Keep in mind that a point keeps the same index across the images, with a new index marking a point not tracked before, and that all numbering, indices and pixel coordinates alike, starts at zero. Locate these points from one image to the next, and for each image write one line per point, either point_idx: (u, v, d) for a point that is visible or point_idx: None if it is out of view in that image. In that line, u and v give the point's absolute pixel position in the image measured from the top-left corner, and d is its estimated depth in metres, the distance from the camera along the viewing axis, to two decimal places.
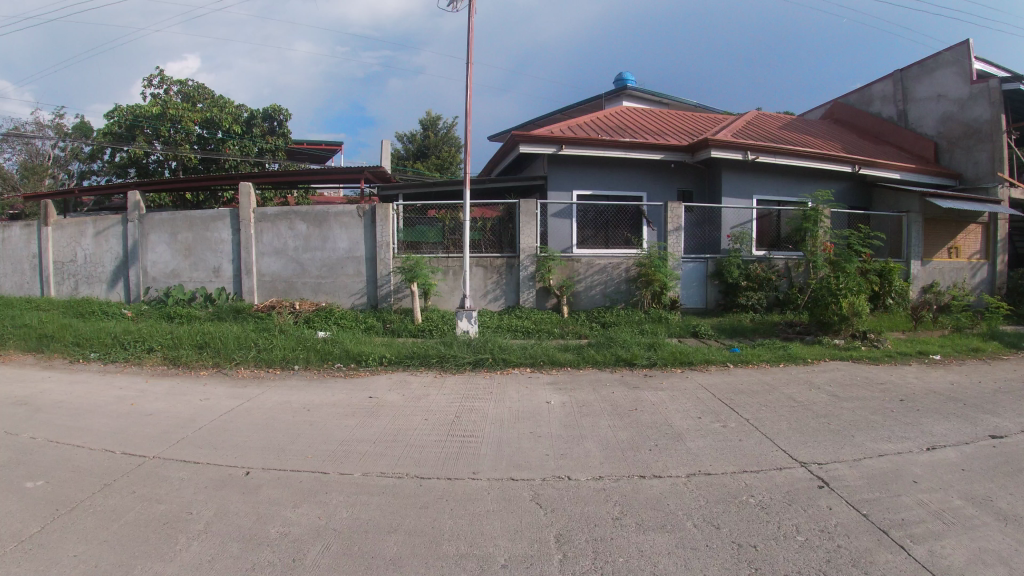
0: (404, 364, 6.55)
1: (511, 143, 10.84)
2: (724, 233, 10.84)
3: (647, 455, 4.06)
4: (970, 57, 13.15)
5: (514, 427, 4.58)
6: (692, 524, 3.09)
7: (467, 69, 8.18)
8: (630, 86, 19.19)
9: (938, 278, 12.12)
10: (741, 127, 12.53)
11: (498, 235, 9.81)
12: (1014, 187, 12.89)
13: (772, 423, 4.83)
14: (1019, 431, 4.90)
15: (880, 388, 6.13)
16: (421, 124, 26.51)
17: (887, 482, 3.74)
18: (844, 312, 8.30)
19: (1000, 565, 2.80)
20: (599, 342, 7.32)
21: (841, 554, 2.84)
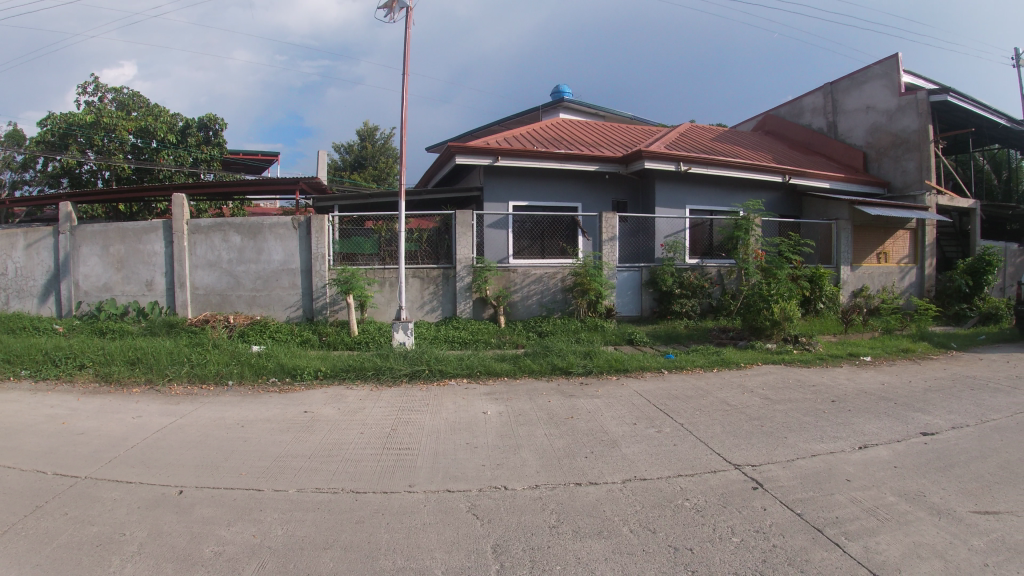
0: (340, 378, 6.44)
1: (447, 154, 10.81)
2: (658, 242, 11.04)
3: (583, 462, 4.09)
4: (896, 71, 13.70)
5: (451, 439, 4.56)
6: (629, 530, 3.12)
7: (404, 80, 8.13)
8: (567, 98, 19.42)
9: (868, 282, 12.55)
10: (674, 138, 12.82)
11: (434, 246, 9.72)
12: (940, 195, 13.47)
13: (706, 427, 4.91)
14: (947, 428, 5.12)
15: (812, 390, 6.32)
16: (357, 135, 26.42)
17: (820, 481, 3.85)
18: (776, 317, 8.59)
19: (934, 559, 2.92)
20: (536, 351, 7.33)
21: (776, 554, 2.90)
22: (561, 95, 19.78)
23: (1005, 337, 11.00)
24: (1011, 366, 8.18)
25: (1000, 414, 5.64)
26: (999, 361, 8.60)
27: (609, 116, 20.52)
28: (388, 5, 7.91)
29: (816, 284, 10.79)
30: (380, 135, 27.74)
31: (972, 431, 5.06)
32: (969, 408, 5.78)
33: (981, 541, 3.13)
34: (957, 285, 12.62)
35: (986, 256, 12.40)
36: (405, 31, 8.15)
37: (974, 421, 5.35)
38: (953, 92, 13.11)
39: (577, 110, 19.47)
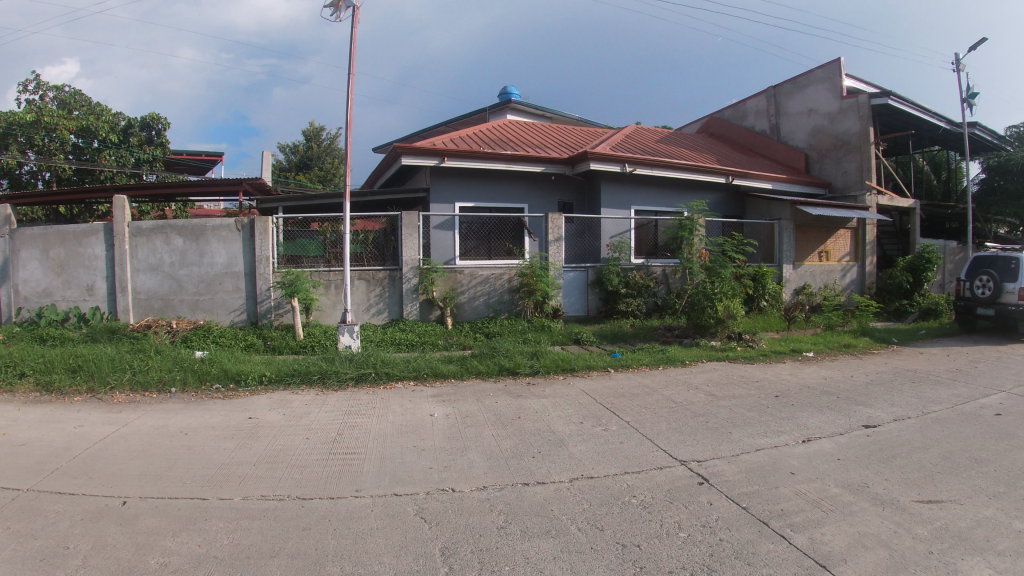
0: (285, 382, 6.34)
1: (393, 155, 10.71)
2: (603, 242, 11.12)
3: (531, 462, 4.10)
4: (838, 75, 14.09)
5: (398, 442, 4.52)
6: (577, 528, 3.14)
7: (349, 80, 8.04)
8: (514, 99, 19.51)
9: (809, 280, 12.83)
10: (620, 139, 12.96)
11: (380, 249, 9.62)
12: (879, 195, 13.88)
13: (652, 424, 4.97)
14: (889, 420, 5.28)
15: (756, 386, 6.45)
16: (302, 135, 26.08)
17: (765, 475, 3.92)
18: (720, 315, 8.76)
19: (878, 547, 3.00)
20: (483, 352, 7.32)
21: (723, 548, 2.95)
22: (509, 96, 19.84)
23: (942, 332, 11.45)
24: (948, 359, 8.48)
25: (938, 406, 5.84)
26: (937, 354, 8.91)
27: (555, 117, 20.73)
28: (335, 3, 7.81)
29: (759, 282, 11.07)
30: (326, 136, 27.45)
31: (912, 423, 5.22)
32: (910, 401, 5.97)
33: (923, 529, 3.24)
34: (897, 282, 13.03)
35: (926, 254, 12.82)
36: (352, 30, 8.06)
37: (915, 413, 5.52)
38: (894, 96, 13.51)
39: (524, 111, 19.56)
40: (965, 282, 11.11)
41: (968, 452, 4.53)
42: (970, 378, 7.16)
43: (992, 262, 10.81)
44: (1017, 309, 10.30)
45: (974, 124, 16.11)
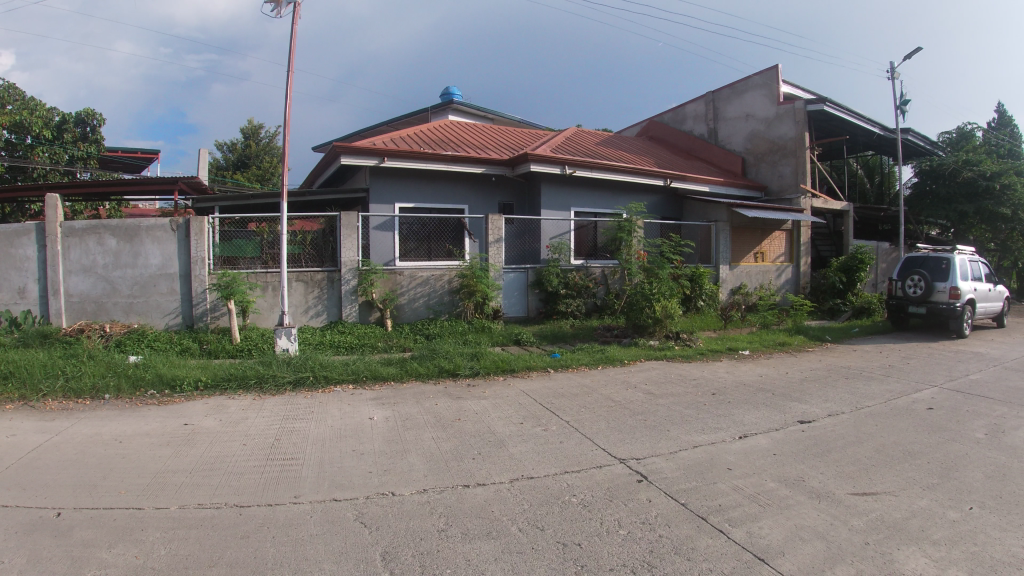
0: (221, 387, 6.21)
1: (332, 154, 10.57)
2: (543, 244, 11.15)
3: (471, 463, 4.10)
4: (776, 82, 14.44)
5: (337, 447, 4.48)
6: (517, 529, 3.15)
7: (288, 77, 7.92)
8: (456, 100, 19.52)
9: (745, 280, 13.09)
10: (560, 141, 13.06)
11: (318, 249, 9.47)
12: (814, 198, 14.29)
13: (591, 423, 5.03)
14: (824, 415, 5.43)
15: (693, 383, 6.59)
16: (241, 132, 25.61)
17: (703, 471, 4.00)
18: (658, 315, 8.95)
19: (815, 540, 3.09)
20: (423, 354, 7.30)
21: (662, 544, 3.00)
22: (450, 96, 19.85)
23: (876, 330, 11.82)
24: (881, 356, 8.77)
25: (872, 401, 6.03)
26: (870, 351, 9.21)
27: (497, 118, 20.82)
28: None
29: (696, 283, 11.16)
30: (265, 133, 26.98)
31: (846, 418, 5.39)
32: (843, 396, 6.17)
33: (859, 520, 3.34)
34: (831, 282, 13.41)
35: (858, 254, 13.17)
36: (292, 27, 7.94)
37: (848, 408, 5.69)
38: (829, 102, 13.91)
39: (467, 111, 19.60)
40: (897, 282, 11.50)
41: (900, 445, 4.69)
42: (903, 374, 7.43)
43: (922, 263, 11.30)
44: (948, 306, 10.73)
45: (907, 130, 16.71)
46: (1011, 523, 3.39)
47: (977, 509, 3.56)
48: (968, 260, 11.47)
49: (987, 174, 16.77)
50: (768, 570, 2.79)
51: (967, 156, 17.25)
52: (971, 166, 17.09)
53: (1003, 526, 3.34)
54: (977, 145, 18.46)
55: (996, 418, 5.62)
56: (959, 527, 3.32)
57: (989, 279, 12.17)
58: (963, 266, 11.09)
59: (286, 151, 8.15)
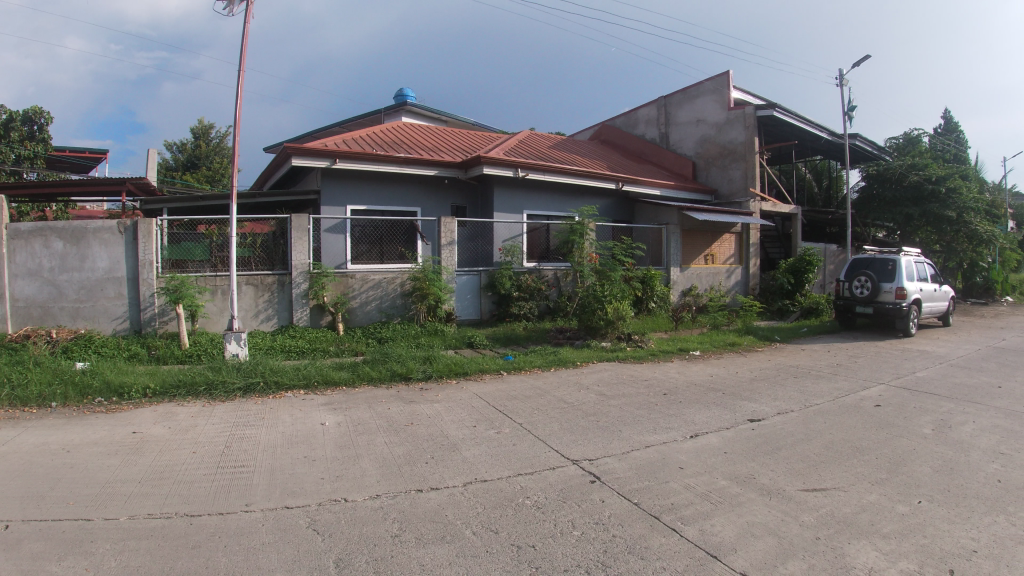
0: (170, 394, 6.07)
1: (283, 156, 10.43)
2: (496, 246, 11.20)
3: (424, 468, 4.08)
4: (726, 87, 14.71)
5: (288, 453, 4.42)
6: (471, 532, 3.15)
7: (240, 77, 7.80)
8: (410, 102, 19.46)
9: (695, 282, 13.29)
10: (514, 145, 13.11)
11: (269, 252, 9.36)
12: (763, 201, 14.59)
13: (544, 425, 5.06)
14: (773, 414, 5.54)
15: (645, 384, 6.66)
16: (191, 132, 25.12)
17: (654, 471, 4.05)
18: (610, 317, 9.06)
19: (766, 536, 3.15)
20: (375, 358, 7.25)
21: (616, 544, 3.03)
22: (404, 97, 19.76)
23: (825, 330, 12.09)
24: (830, 355, 8.99)
25: (820, 399, 6.17)
26: (819, 350, 9.42)
27: (451, 121, 20.81)
28: None
29: (647, 284, 11.43)
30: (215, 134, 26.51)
31: (796, 416, 5.50)
32: (790, 395, 6.31)
33: (810, 516, 3.41)
34: (780, 283, 13.69)
35: (806, 256, 13.46)
36: (244, 26, 7.83)
37: (797, 407, 5.82)
38: (779, 107, 14.22)
39: (420, 113, 19.55)
40: (844, 283, 11.80)
41: (847, 441, 4.81)
42: (850, 372, 7.61)
43: (869, 265, 11.62)
44: (894, 306, 11.04)
45: (855, 135, 17.16)
46: (958, 515, 3.51)
47: (925, 502, 3.68)
48: (914, 261, 11.83)
49: (931, 178, 17.31)
50: (720, 567, 2.83)
51: (913, 161, 17.77)
52: (916, 171, 17.61)
53: (949, 519, 3.45)
54: (923, 150, 19.02)
55: (940, 414, 5.80)
56: (907, 520, 3.41)
57: (934, 279, 12.56)
58: (909, 267, 11.42)
59: (235, 153, 8.02)
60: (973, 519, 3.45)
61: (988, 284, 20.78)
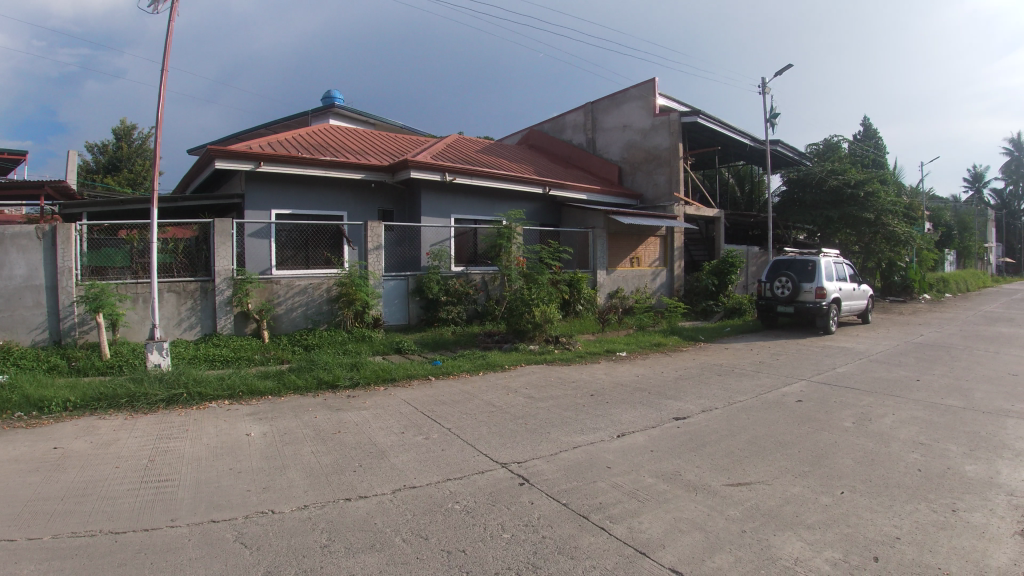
0: (91, 407, 5.82)
1: (206, 158, 10.15)
2: (423, 250, 11.12)
3: (352, 476, 4.04)
4: (651, 94, 15.04)
5: (214, 465, 4.31)
6: (401, 539, 3.13)
7: (163, 76, 7.55)
8: (338, 104, 19.20)
9: (622, 284, 13.48)
10: (441, 148, 13.11)
11: (191, 259, 9.08)
12: (687, 205, 14.97)
13: (472, 429, 5.07)
14: (698, 411, 5.69)
15: (572, 386, 6.74)
16: (112, 133, 24.19)
17: (582, 471, 4.11)
18: (537, 320, 9.12)
19: (693, 530, 3.24)
20: (300, 366, 7.13)
21: (546, 545, 3.06)
22: (333, 100, 19.48)
23: (748, 329, 12.46)
24: (753, 353, 9.28)
25: (744, 396, 6.37)
26: (742, 349, 9.71)
27: (379, 124, 20.65)
28: None
29: (574, 287, 11.53)
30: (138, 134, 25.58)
31: (720, 413, 5.67)
32: (713, 393, 6.49)
33: (736, 510, 3.52)
34: (704, 284, 14.07)
35: (729, 258, 14.03)
36: (168, 24, 7.59)
37: (720, 404, 6.00)
38: (703, 114, 14.63)
39: (347, 115, 19.34)
40: (766, 284, 12.21)
41: (771, 436, 4.98)
42: (772, 370, 7.87)
43: (790, 266, 12.05)
44: (814, 305, 11.48)
45: (777, 142, 17.78)
46: (880, 504, 3.67)
47: (847, 493, 3.84)
48: (833, 262, 12.31)
49: (850, 182, 18.04)
50: (649, 563, 2.90)
51: (832, 166, 18.50)
52: (836, 175, 18.33)
53: (871, 508, 3.61)
54: (841, 156, 19.82)
55: (859, 408, 6.06)
56: (831, 510, 3.56)
57: (852, 279, 13.10)
58: (828, 267, 11.89)
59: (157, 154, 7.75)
60: (893, 507, 3.62)
61: (905, 283, 21.75)
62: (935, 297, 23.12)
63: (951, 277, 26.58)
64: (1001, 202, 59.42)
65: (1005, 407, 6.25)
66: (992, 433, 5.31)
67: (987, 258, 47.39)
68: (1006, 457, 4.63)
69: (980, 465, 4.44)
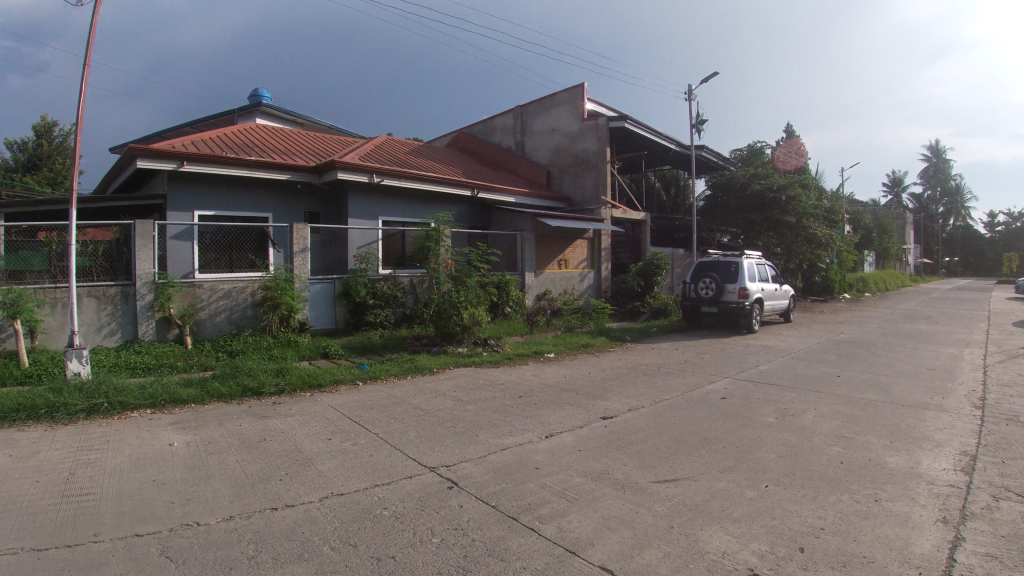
0: (6, 418, 5.50)
1: (127, 157, 9.78)
2: (350, 253, 10.96)
3: (278, 485, 3.96)
4: (580, 99, 15.25)
5: (136, 477, 4.15)
6: (330, 547, 3.09)
7: (84, 71, 7.22)
8: (266, 103, 18.77)
9: (549, 287, 13.61)
10: (370, 149, 12.96)
11: (111, 261, 8.65)
12: (613, 208, 15.23)
13: (400, 434, 5.03)
14: (625, 410, 5.80)
15: (500, 388, 6.77)
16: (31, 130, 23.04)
17: (511, 472, 4.13)
18: (466, 322, 9.15)
19: (621, 528, 3.30)
20: (223, 372, 6.94)
21: (476, 547, 3.07)
22: (261, 98, 19.02)
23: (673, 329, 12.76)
24: (677, 352, 9.50)
25: (669, 394, 6.52)
26: (668, 348, 9.93)
27: (307, 124, 20.29)
28: None
29: (503, 290, 11.62)
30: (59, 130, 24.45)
31: (645, 411, 5.79)
32: (639, 392, 6.63)
33: (663, 506, 3.61)
34: (630, 285, 14.37)
35: (655, 260, 14.38)
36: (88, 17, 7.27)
37: (646, 403, 6.12)
38: (630, 119, 14.93)
39: (275, 114, 18.93)
40: (691, 284, 12.52)
41: (696, 433, 5.11)
42: (698, 368, 8.09)
43: (714, 267, 12.39)
44: (737, 305, 11.84)
45: (701, 147, 18.28)
46: (804, 496, 3.82)
47: (771, 486, 3.98)
48: (756, 263, 12.73)
49: (772, 187, 18.70)
50: (578, 562, 2.94)
51: (755, 170, 19.14)
52: (758, 180, 18.96)
53: (795, 500, 3.76)
54: (764, 161, 20.50)
55: (782, 403, 6.28)
56: (757, 504, 3.68)
57: (774, 279, 13.57)
58: (750, 268, 12.29)
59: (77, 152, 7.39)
60: (818, 499, 3.77)
61: (825, 283, 22.62)
62: (854, 296, 24.12)
63: (870, 276, 27.75)
64: (918, 205, 62.42)
65: (921, 400, 6.57)
66: (910, 425, 5.58)
67: (906, 258, 49.63)
68: (924, 448, 4.88)
69: (900, 456, 4.67)
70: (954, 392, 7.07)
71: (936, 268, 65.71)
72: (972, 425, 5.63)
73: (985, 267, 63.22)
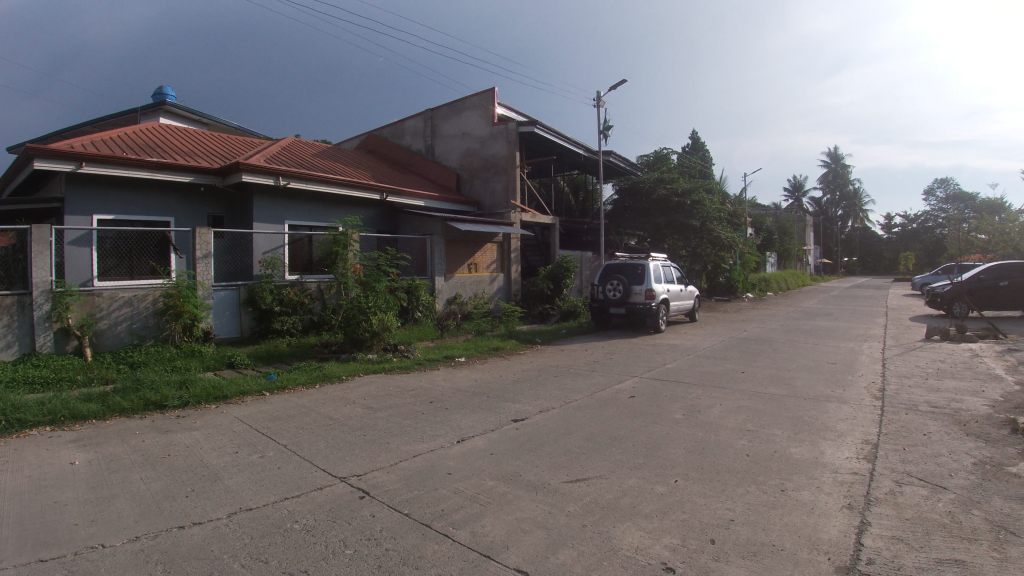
0: None
1: (24, 157, 9.20)
2: (255, 258, 10.63)
3: (185, 502, 3.79)
4: (490, 103, 15.33)
5: (33, 499, 3.88)
6: (239, 565, 2.98)
7: None
8: (167, 102, 17.95)
9: (460, 290, 13.58)
10: (275, 151, 12.62)
11: (7, 269, 8.02)
12: (523, 212, 15.37)
13: (308, 444, 4.92)
14: (536, 412, 5.85)
15: (411, 394, 6.71)
16: None
17: (423, 479, 4.10)
18: (375, 328, 9.10)
19: (535, 529, 3.33)
20: (124, 386, 6.58)
21: (390, 557, 3.03)
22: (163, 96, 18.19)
23: (582, 329, 13.02)
24: (587, 353, 9.67)
25: (579, 395, 6.62)
26: (577, 350, 10.10)
27: (211, 124, 19.58)
28: None
29: (413, 295, 11.58)
30: None
31: (555, 413, 5.86)
32: (551, 394, 6.71)
33: (576, 506, 3.66)
34: (540, 288, 14.61)
35: (565, 263, 14.67)
36: None
37: (557, 404, 6.21)
38: (540, 124, 15.10)
39: (177, 113, 18.14)
40: (599, 286, 12.77)
41: (607, 432, 5.21)
42: (608, 368, 8.25)
43: (621, 269, 12.67)
44: (644, 305, 12.18)
45: (609, 152, 18.70)
46: (711, 489, 3.96)
47: (681, 480, 4.11)
48: (662, 265, 13.11)
49: (677, 191, 19.31)
50: (493, 566, 2.94)
51: (660, 175, 19.72)
52: (664, 184, 19.53)
53: (704, 493, 3.89)
54: (669, 167, 21.12)
55: (689, 400, 6.48)
56: (666, 499, 3.78)
57: (680, 280, 14.01)
58: (656, 271, 12.65)
59: None
60: (726, 492, 3.92)
61: (729, 283, 23.49)
62: (757, 296, 25.14)
63: (772, 277, 29.02)
64: (815, 209, 65.70)
65: (821, 393, 6.91)
66: (813, 417, 5.86)
67: (806, 259, 52.08)
68: (826, 439, 5.13)
69: (803, 447, 4.90)
70: (852, 385, 7.45)
71: (832, 267, 69.31)
72: (871, 415, 5.96)
73: (877, 266, 67.11)
